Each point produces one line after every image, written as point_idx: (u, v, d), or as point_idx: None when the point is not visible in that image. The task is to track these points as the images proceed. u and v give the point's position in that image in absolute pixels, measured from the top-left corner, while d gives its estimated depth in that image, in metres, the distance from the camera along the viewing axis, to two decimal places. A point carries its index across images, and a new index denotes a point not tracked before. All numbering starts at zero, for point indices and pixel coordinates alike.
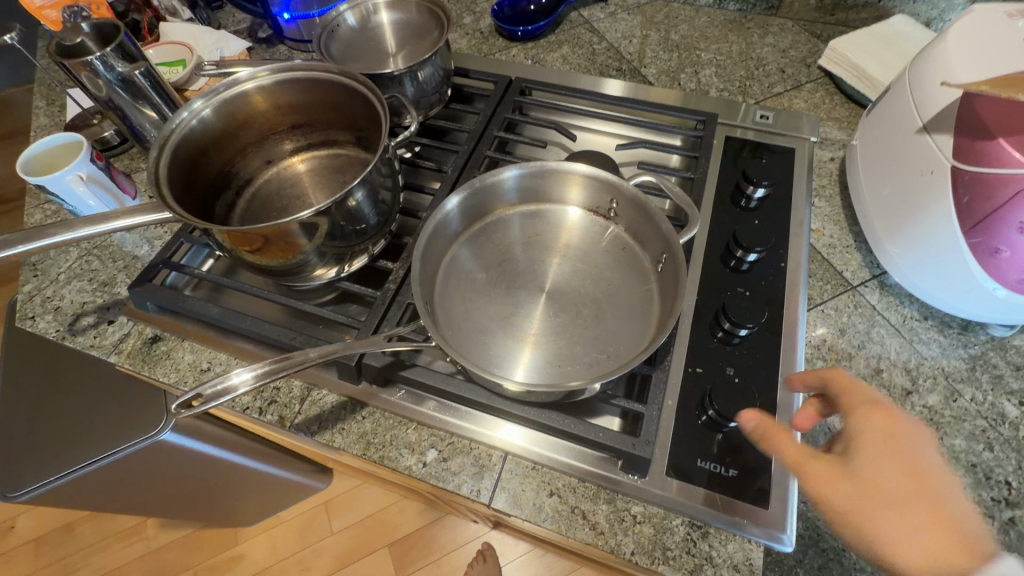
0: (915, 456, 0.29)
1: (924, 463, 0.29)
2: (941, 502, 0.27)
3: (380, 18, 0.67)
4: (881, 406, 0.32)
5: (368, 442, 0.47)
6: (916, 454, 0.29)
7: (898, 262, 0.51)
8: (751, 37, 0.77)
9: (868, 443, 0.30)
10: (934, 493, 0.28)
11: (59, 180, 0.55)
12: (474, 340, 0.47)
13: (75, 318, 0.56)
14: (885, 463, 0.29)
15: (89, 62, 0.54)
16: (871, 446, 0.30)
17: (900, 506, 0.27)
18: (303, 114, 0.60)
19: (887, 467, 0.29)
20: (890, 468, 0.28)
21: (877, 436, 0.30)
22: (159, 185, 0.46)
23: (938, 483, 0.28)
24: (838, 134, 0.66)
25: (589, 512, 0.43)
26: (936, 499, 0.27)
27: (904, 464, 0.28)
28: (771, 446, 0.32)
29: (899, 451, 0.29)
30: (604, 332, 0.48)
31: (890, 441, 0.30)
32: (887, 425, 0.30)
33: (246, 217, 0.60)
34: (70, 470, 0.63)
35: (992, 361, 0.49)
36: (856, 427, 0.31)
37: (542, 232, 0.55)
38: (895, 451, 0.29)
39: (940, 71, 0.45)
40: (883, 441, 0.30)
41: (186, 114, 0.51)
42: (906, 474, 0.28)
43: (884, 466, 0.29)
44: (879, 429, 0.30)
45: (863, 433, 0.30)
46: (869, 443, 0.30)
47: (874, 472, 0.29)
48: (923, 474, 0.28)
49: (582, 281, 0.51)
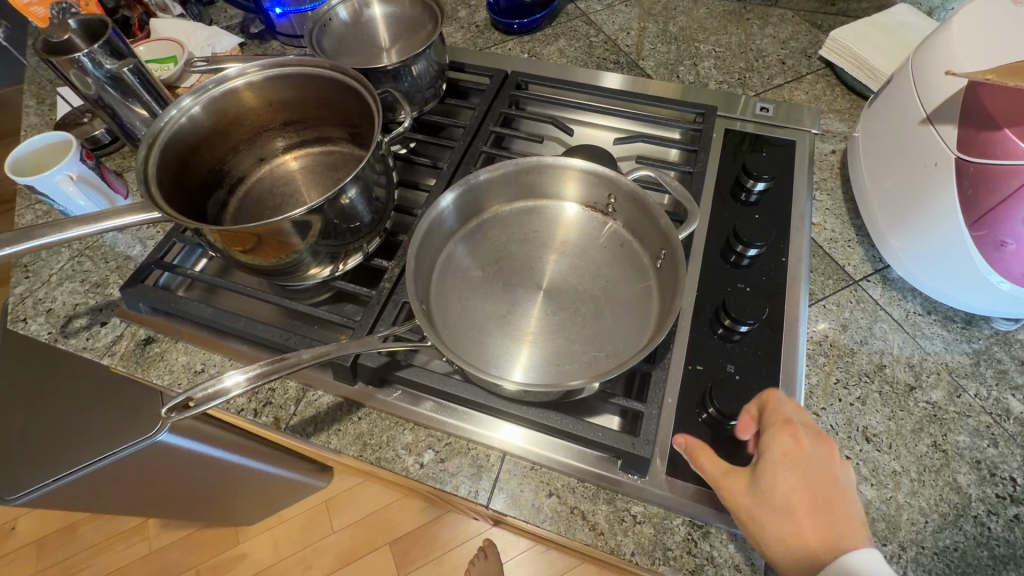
0: (811, 470, 0.33)
1: (819, 476, 0.33)
2: (829, 511, 0.32)
3: (373, 12, 0.65)
4: (791, 423, 0.35)
5: (365, 443, 0.47)
6: (811, 469, 0.33)
7: (901, 256, 0.50)
8: (751, 28, 0.76)
9: (773, 460, 0.34)
10: (823, 502, 0.32)
11: (48, 180, 0.54)
12: (470, 339, 0.47)
13: (68, 320, 0.55)
14: (785, 476, 0.33)
15: (77, 59, 0.53)
16: (775, 461, 0.34)
17: (792, 515, 0.32)
18: (295, 111, 0.59)
19: (785, 481, 0.33)
20: (787, 482, 0.33)
21: (780, 452, 0.34)
22: (148, 184, 0.46)
23: (831, 493, 0.32)
24: (839, 126, 0.65)
25: (588, 513, 0.42)
26: (825, 507, 0.32)
27: (799, 478, 0.33)
28: (694, 459, 0.36)
29: (798, 466, 0.33)
30: (602, 329, 0.47)
31: (791, 458, 0.34)
32: (790, 442, 0.34)
33: (239, 215, 0.59)
34: (69, 473, 0.62)
35: (996, 356, 0.48)
36: (766, 444, 0.35)
37: (539, 229, 0.54)
38: (794, 467, 0.33)
39: (945, 60, 0.44)
40: (784, 458, 0.34)
41: (175, 111, 0.50)
42: (800, 487, 0.32)
43: (783, 480, 0.33)
44: (783, 446, 0.34)
45: (770, 450, 0.34)
46: (773, 459, 0.34)
47: (775, 485, 0.33)
48: (817, 486, 0.32)
49: (580, 277, 0.51)
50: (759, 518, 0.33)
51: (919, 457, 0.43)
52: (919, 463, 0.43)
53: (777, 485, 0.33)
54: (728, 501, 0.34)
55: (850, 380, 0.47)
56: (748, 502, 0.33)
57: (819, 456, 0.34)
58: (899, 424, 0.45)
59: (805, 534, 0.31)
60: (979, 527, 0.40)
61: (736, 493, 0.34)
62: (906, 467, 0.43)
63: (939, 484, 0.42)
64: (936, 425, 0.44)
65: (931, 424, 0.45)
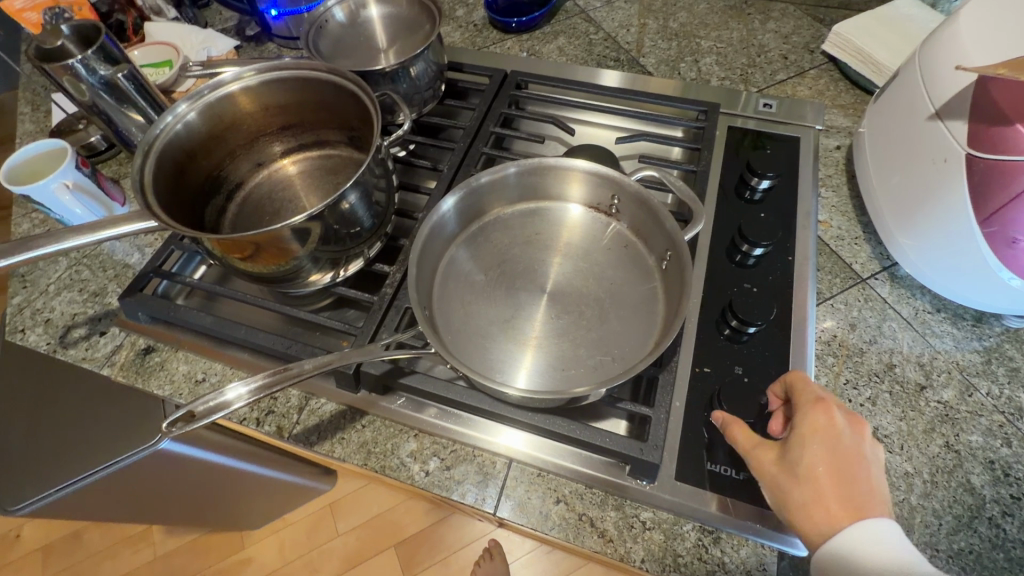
0: (841, 445, 0.34)
1: (848, 451, 0.33)
2: (854, 483, 0.32)
3: (369, 13, 0.65)
4: (826, 399, 0.36)
5: (369, 451, 0.46)
6: (841, 444, 0.34)
7: (910, 253, 0.49)
8: (752, 23, 0.75)
9: (804, 433, 0.35)
10: (849, 475, 0.33)
11: (43, 188, 0.54)
12: (474, 345, 0.46)
13: (67, 330, 0.55)
14: (814, 449, 0.34)
15: (70, 65, 0.52)
16: (805, 434, 0.35)
17: (816, 484, 0.33)
18: (292, 115, 0.58)
19: (813, 453, 0.34)
20: (815, 454, 0.34)
21: (811, 426, 0.35)
22: (144, 193, 0.45)
23: (858, 468, 0.33)
24: (844, 121, 0.64)
25: (597, 520, 0.42)
26: (851, 479, 0.33)
27: (828, 451, 0.34)
28: (729, 433, 0.38)
29: (827, 441, 0.34)
30: (608, 333, 0.46)
31: (822, 432, 0.34)
32: (823, 417, 0.35)
33: (238, 222, 0.59)
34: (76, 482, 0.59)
35: (1008, 354, 0.47)
36: (798, 418, 0.36)
37: (542, 231, 0.53)
38: (825, 441, 0.34)
39: (953, 54, 0.44)
40: (814, 431, 0.34)
41: (171, 118, 0.49)
42: (827, 460, 0.33)
43: (811, 452, 0.34)
44: (815, 420, 0.35)
45: (801, 423, 0.35)
46: (803, 431, 0.35)
47: (803, 456, 0.34)
48: (845, 461, 0.33)
49: (584, 280, 0.50)
50: (783, 486, 0.34)
51: (932, 458, 0.42)
52: (931, 463, 0.42)
53: (805, 456, 0.34)
54: (756, 468, 0.36)
55: (860, 380, 0.46)
56: (774, 470, 0.35)
57: (851, 434, 0.34)
58: (911, 425, 0.44)
59: (827, 501, 0.32)
60: (994, 529, 0.39)
61: (763, 462, 0.35)
62: (919, 469, 0.42)
63: (952, 486, 0.41)
64: (948, 425, 0.44)
65: (943, 424, 0.44)
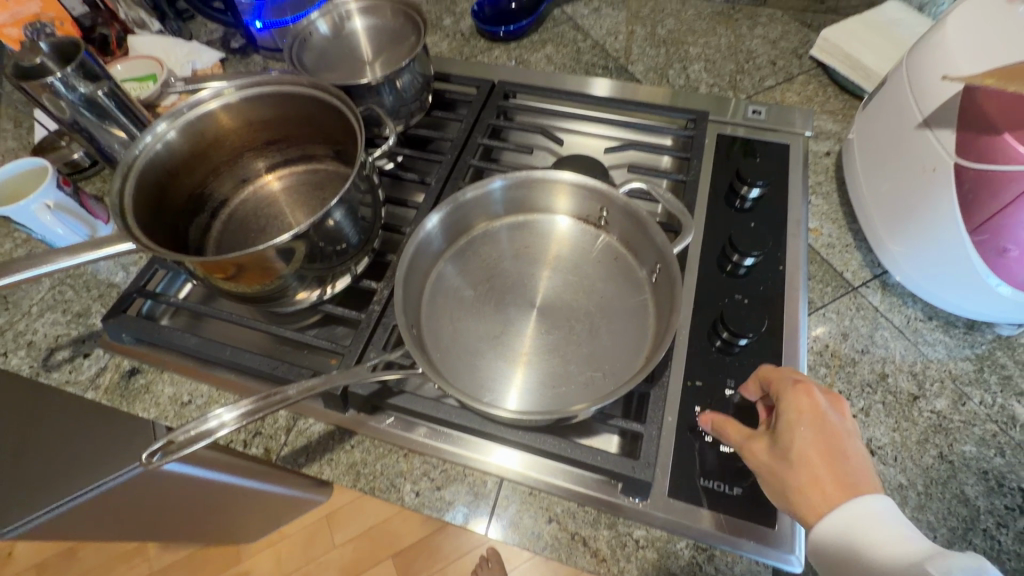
0: (828, 424, 0.33)
1: (834, 430, 0.33)
2: (846, 461, 0.32)
3: (354, 25, 0.64)
4: (804, 381, 0.36)
5: (358, 472, 0.46)
6: (828, 424, 0.33)
7: (899, 260, 0.49)
8: (740, 28, 0.75)
9: (790, 417, 0.34)
10: (840, 453, 0.32)
11: (24, 209, 0.53)
12: (462, 363, 0.45)
13: (50, 353, 0.54)
14: (803, 432, 0.33)
15: (49, 83, 0.51)
16: (791, 417, 0.34)
17: (810, 466, 0.32)
18: (277, 130, 0.57)
19: (803, 436, 0.33)
20: (805, 437, 0.33)
21: (796, 408, 0.34)
22: (124, 216, 0.44)
23: (848, 446, 0.33)
24: (832, 127, 0.64)
25: (589, 539, 0.41)
26: (843, 457, 0.32)
27: (816, 432, 0.33)
28: (723, 433, 0.38)
29: (815, 422, 0.34)
30: (597, 348, 0.46)
31: (808, 415, 0.34)
32: (806, 399, 0.35)
33: (223, 239, 0.58)
34: None
35: (1000, 362, 0.47)
36: (782, 402, 0.35)
37: (532, 244, 0.53)
38: (812, 422, 0.34)
39: (941, 62, 0.43)
40: (799, 413, 0.34)
41: (150, 137, 0.48)
42: (818, 441, 0.33)
43: (801, 435, 0.33)
44: (799, 403, 0.35)
45: (786, 406, 0.35)
46: (788, 415, 0.34)
47: (793, 440, 0.33)
48: (834, 439, 0.33)
49: (574, 294, 0.49)
50: (778, 473, 0.33)
51: (926, 469, 0.42)
52: (925, 475, 0.42)
53: (795, 439, 0.33)
54: (750, 461, 0.35)
55: (853, 391, 0.46)
56: (767, 459, 0.34)
57: (835, 414, 0.34)
58: (904, 436, 0.44)
59: (823, 483, 0.32)
60: (989, 541, 0.39)
61: (757, 452, 0.35)
62: (913, 481, 0.42)
63: (947, 497, 0.41)
64: (942, 436, 0.44)
65: (936, 434, 0.44)
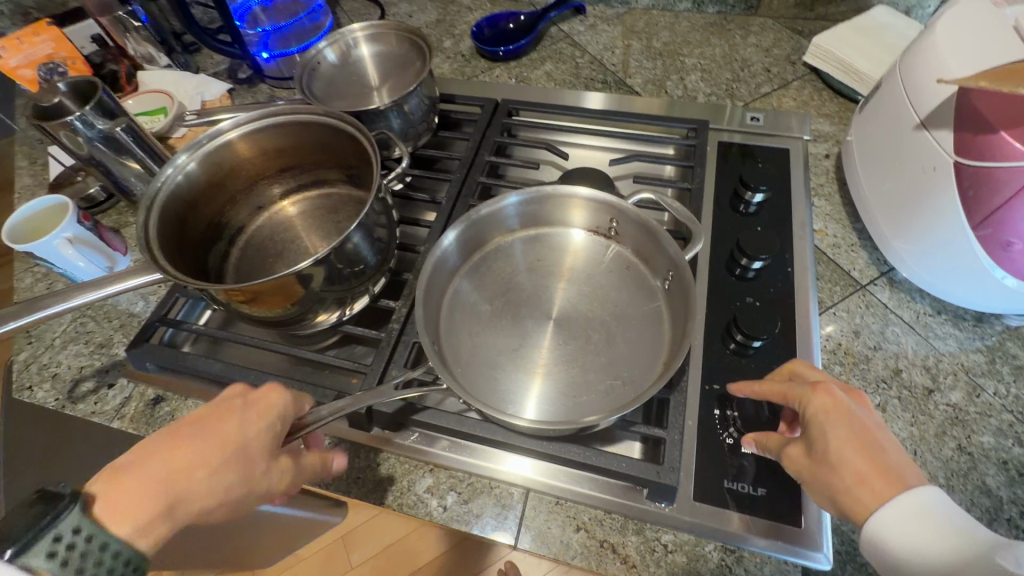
0: (856, 419, 0.34)
1: (864, 425, 0.34)
2: (883, 453, 0.33)
3: (360, 52, 0.66)
4: (822, 381, 0.37)
5: (385, 490, 0.46)
6: (856, 419, 0.34)
7: (905, 258, 0.50)
8: (734, 38, 0.77)
9: (818, 419, 0.35)
10: (876, 447, 0.33)
11: (47, 244, 0.54)
12: (483, 377, 0.46)
13: (74, 385, 0.55)
14: (835, 431, 0.34)
15: (69, 122, 0.53)
16: (820, 418, 0.34)
17: (852, 466, 0.32)
18: (291, 157, 0.59)
19: (836, 436, 0.33)
20: (839, 435, 0.33)
21: (822, 409, 0.35)
22: (149, 247, 0.45)
23: (879, 438, 0.33)
24: (830, 130, 0.66)
25: (618, 546, 0.42)
26: (880, 451, 0.33)
27: (848, 429, 0.34)
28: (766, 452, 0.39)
29: (844, 420, 0.34)
30: (615, 356, 0.47)
31: (835, 414, 0.34)
32: (828, 397, 0.35)
33: (241, 266, 0.59)
34: None
35: (1010, 352, 0.48)
36: (805, 405, 0.36)
37: (544, 257, 0.54)
38: (841, 420, 0.34)
39: (931, 67, 0.45)
40: (827, 413, 0.34)
41: (171, 170, 0.50)
42: (852, 438, 0.33)
43: (835, 435, 0.33)
44: (823, 403, 0.35)
45: (812, 408, 0.35)
46: (817, 416, 0.35)
47: (828, 441, 0.33)
48: (865, 434, 0.33)
49: (589, 304, 0.51)
50: (820, 478, 0.33)
51: (946, 461, 0.43)
52: (946, 467, 0.42)
53: (830, 439, 0.33)
54: (791, 469, 0.35)
55: (868, 388, 0.47)
56: (807, 466, 0.34)
57: (859, 408, 0.35)
58: (922, 430, 0.44)
59: (869, 480, 0.32)
60: (1014, 530, 0.39)
61: (797, 461, 0.35)
62: (934, 474, 0.42)
63: (968, 488, 0.41)
64: (959, 427, 0.44)
65: (954, 426, 0.44)
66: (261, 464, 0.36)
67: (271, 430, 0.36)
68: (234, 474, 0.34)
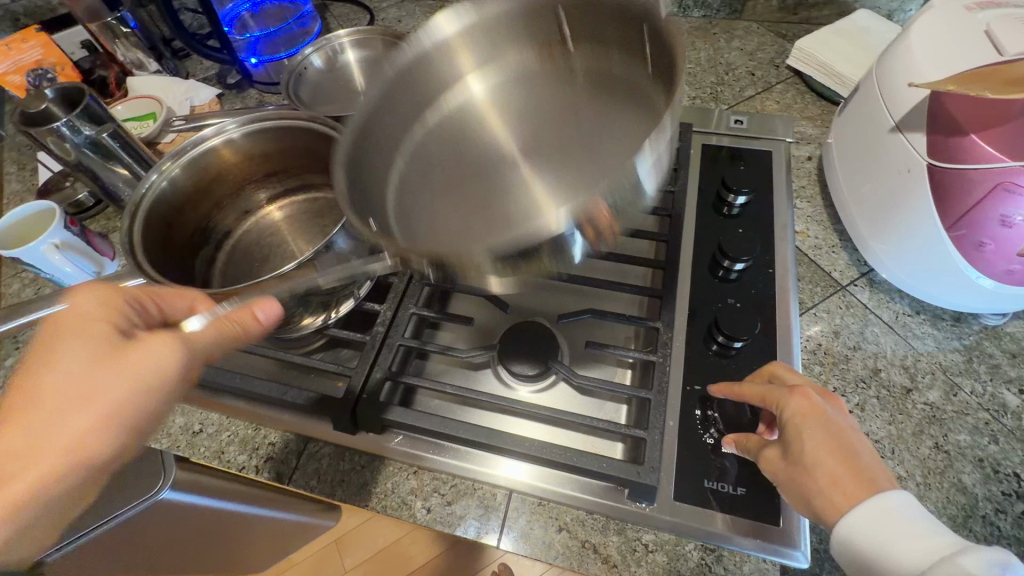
0: (832, 422, 0.35)
1: (840, 427, 0.34)
2: (857, 456, 0.33)
3: (346, 57, 0.67)
4: (798, 384, 0.37)
5: (369, 492, 0.47)
6: (832, 422, 0.35)
7: (883, 258, 0.51)
8: (718, 42, 0.78)
9: (795, 421, 0.35)
10: (850, 449, 0.34)
11: (34, 250, 0.54)
12: (454, 234, 0.46)
13: None
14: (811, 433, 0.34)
15: (55, 128, 0.53)
16: (796, 421, 0.35)
17: (826, 467, 0.33)
18: (277, 162, 0.60)
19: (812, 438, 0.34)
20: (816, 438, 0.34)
21: (799, 411, 0.35)
22: (134, 252, 0.46)
23: (853, 441, 0.34)
24: (813, 133, 0.66)
25: (599, 546, 0.42)
26: (853, 453, 0.33)
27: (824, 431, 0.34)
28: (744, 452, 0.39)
29: (820, 422, 0.35)
30: (596, 168, 0.48)
31: (812, 416, 0.35)
32: (804, 400, 0.36)
33: (228, 270, 0.59)
34: None
35: (987, 351, 0.49)
36: (783, 407, 0.36)
37: (490, 115, 0.55)
38: (817, 422, 0.35)
39: (906, 70, 0.46)
40: (803, 415, 0.35)
41: (155, 176, 0.51)
42: (828, 440, 0.34)
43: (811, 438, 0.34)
44: (801, 405, 0.35)
45: (789, 411, 0.35)
46: (794, 419, 0.35)
47: (804, 443, 0.34)
48: (840, 437, 0.34)
49: (553, 138, 0.52)
50: (794, 479, 0.34)
51: (923, 460, 0.43)
52: (923, 466, 0.43)
53: (806, 441, 0.34)
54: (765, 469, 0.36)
55: (847, 387, 0.47)
56: (781, 467, 0.35)
57: (834, 412, 0.36)
58: (900, 428, 0.45)
59: (842, 482, 0.32)
60: (988, 527, 0.40)
61: (771, 462, 0.35)
62: (911, 472, 0.43)
63: (945, 486, 0.42)
64: (936, 426, 0.45)
65: (931, 424, 0.45)
66: (105, 381, 0.32)
67: (91, 349, 0.32)
68: (83, 408, 0.31)
